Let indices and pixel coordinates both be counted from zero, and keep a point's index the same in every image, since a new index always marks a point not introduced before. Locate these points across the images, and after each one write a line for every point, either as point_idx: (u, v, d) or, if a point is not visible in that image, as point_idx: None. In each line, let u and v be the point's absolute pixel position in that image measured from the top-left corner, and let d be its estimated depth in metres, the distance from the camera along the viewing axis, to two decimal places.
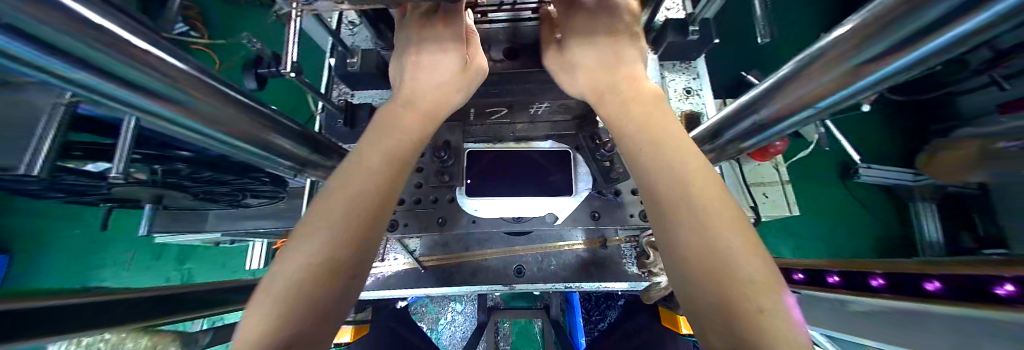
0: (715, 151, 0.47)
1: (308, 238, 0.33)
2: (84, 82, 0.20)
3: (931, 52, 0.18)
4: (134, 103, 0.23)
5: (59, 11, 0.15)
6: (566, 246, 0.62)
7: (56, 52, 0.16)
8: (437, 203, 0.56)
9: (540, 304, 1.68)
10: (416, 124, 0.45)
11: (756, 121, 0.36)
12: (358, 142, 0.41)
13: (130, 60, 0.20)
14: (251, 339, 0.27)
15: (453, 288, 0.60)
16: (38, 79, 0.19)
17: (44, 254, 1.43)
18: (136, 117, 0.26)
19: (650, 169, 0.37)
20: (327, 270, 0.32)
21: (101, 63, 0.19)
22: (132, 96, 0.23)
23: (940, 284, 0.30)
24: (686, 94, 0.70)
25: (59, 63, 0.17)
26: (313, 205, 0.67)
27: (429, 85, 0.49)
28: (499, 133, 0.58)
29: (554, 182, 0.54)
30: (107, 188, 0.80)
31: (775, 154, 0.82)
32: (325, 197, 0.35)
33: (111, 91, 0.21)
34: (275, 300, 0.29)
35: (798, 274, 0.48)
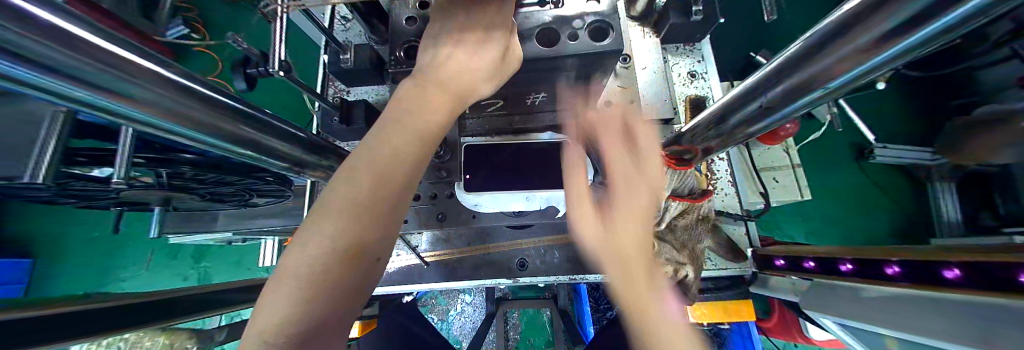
0: (720, 136, 0.45)
1: (326, 217, 0.30)
2: (59, 90, 0.19)
3: (957, 24, 0.16)
4: (120, 111, 0.23)
5: (27, 22, 0.14)
6: (568, 238, 0.60)
7: (29, 61, 0.16)
8: (436, 198, 0.56)
9: (548, 294, 1.70)
10: (444, 101, 0.41)
11: (761, 105, 0.35)
12: (383, 114, 0.38)
13: (111, 69, 0.19)
14: (264, 327, 0.24)
15: (457, 283, 0.60)
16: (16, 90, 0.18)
17: (76, 258, 1.53)
18: (124, 123, 0.26)
19: (588, 224, 0.42)
20: (351, 255, 0.30)
21: (73, 72, 0.18)
22: (110, 102, 0.22)
23: (959, 272, 0.29)
24: (691, 78, 0.66)
25: (26, 71, 0.16)
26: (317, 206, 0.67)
27: (444, 70, 0.42)
28: (498, 126, 0.55)
29: (555, 175, 0.53)
30: (115, 193, 0.81)
31: (785, 137, 0.78)
32: (347, 172, 0.32)
33: (88, 99, 0.21)
34: (293, 282, 0.27)
35: (810, 262, 0.47)
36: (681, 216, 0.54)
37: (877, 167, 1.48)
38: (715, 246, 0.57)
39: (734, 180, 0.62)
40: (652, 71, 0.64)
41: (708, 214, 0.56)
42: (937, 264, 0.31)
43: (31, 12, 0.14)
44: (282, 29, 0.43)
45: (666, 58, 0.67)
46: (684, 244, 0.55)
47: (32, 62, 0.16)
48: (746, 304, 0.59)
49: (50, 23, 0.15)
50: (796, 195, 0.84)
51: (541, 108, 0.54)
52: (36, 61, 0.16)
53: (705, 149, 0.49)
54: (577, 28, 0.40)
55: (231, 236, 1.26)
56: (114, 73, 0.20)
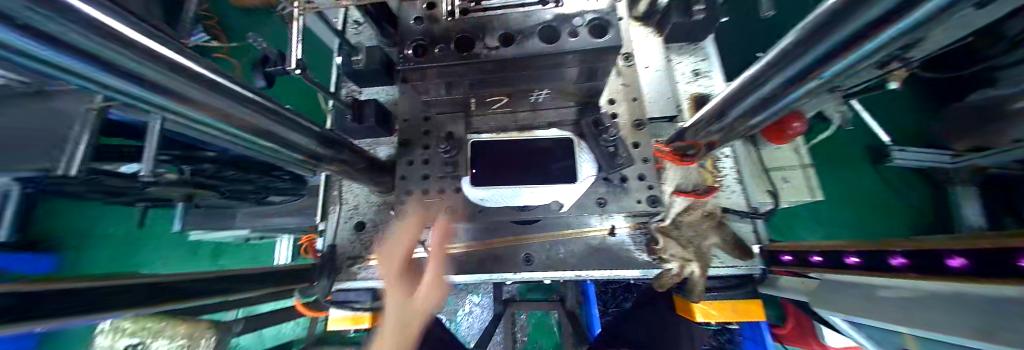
0: (723, 130, 0.45)
1: None
2: (106, 82, 0.21)
3: (939, 11, 0.17)
4: (158, 103, 0.25)
5: (84, 18, 0.16)
6: (573, 234, 0.61)
7: (86, 56, 0.18)
8: (443, 193, 0.57)
9: (556, 296, 1.70)
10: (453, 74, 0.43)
11: (760, 97, 0.35)
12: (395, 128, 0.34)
13: (150, 63, 0.21)
14: None
15: (462, 277, 0.61)
16: (72, 82, 0.20)
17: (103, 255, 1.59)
18: (161, 115, 0.28)
19: None
20: None
21: (121, 65, 0.20)
22: (153, 95, 0.24)
23: (963, 260, 0.30)
24: (695, 76, 0.66)
25: (83, 64, 0.18)
26: (330, 200, 0.69)
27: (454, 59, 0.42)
28: (503, 123, 0.57)
29: (559, 170, 0.53)
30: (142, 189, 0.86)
31: (795, 136, 0.77)
32: None
33: (126, 89, 0.22)
34: None
35: (817, 257, 0.47)
36: (686, 212, 0.54)
37: (897, 170, 1.42)
38: (722, 243, 0.56)
39: (742, 177, 0.61)
40: (655, 70, 0.65)
41: (714, 211, 0.55)
42: (943, 254, 0.32)
43: (88, 10, 0.16)
44: (299, 31, 0.46)
45: (669, 57, 0.68)
46: (689, 241, 0.55)
47: (89, 57, 0.18)
48: (754, 303, 0.58)
49: (99, 20, 0.17)
50: (808, 195, 0.82)
51: (545, 104, 0.54)
52: (93, 55, 0.18)
53: (709, 144, 0.49)
54: (578, 26, 0.41)
55: (248, 233, 1.31)
56: (154, 65, 0.21)
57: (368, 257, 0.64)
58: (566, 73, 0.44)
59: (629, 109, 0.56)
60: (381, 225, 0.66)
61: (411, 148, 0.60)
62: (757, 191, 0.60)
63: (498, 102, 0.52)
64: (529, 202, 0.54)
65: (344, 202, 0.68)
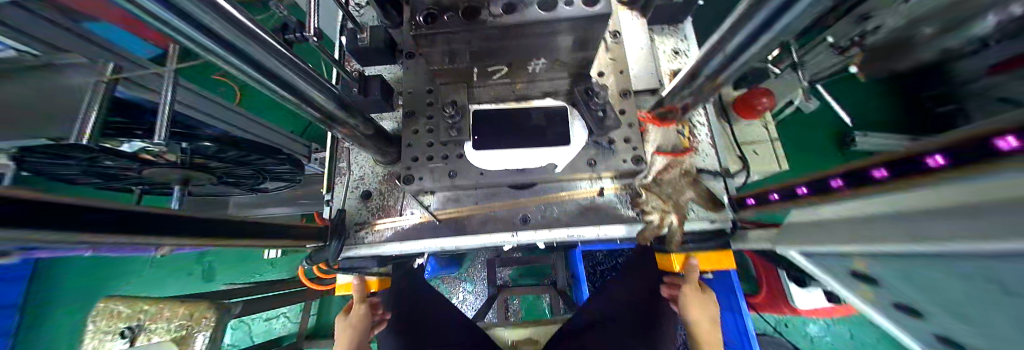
0: (694, 92, 0.51)
1: None
2: (165, 19, 0.25)
3: None
4: (206, 45, 0.30)
5: None
6: (566, 195, 0.67)
7: None
8: (448, 159, 0.62)
9: (547, 281, 1.80)
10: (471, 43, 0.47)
11: (724, 57, 0.42)
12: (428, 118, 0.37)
13: (202, 3, 0.25)
14: None
15: (465, 238, 0.66)
16: (135, 16, 0.24)
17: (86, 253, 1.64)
18: (204, 58, 0.32)
19: None
20: None
21: (177, 4, 0.24)
22: (199, 36, 0.28)
23: (888, 171, 0.33)
24: (675, 54, 0.73)
25: None
26: (337, 172, 0.73)
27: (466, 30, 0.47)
28: (503, 93, 0.62)
29: (554, 133, 0.59)
30: (136, 171, 0.85)
31: (763, 111, 0.86)
32: None
33: (181, 27, 0.26)
34: None
35: (775, 194, 0.52)
36: (666, 170, 0.61)
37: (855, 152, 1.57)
38: (697, 198, 0.63)
39: (714, 143, 0.69)
40: (640, 48, 0.71)
41: (689, 169, 0.63)
42: (865, 167, 0.35)
43: None
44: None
45: (653, 37, 0.74)
46: (669, 197, 0.62)
47: None
48: (725, 253, 0.68)
49: None
50: (774, 165, 0.91)
51: (541, 74, 0.59)
52: None
53: (684, 106, 0.56)
54: None
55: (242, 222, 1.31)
56: (202, 6, 0.25)
57: (375, 222, 0.68)
58: (562, 42, 0.50)
59: (617, 81, 0.62)
60: (387, 193, 0.70)
61: (415, 118, 0.64)
62: (728, 154, 0.68)
63: (499, 72, 0.58)
64: (527, 164, 0.60)
65: (351, 171, 0.72)
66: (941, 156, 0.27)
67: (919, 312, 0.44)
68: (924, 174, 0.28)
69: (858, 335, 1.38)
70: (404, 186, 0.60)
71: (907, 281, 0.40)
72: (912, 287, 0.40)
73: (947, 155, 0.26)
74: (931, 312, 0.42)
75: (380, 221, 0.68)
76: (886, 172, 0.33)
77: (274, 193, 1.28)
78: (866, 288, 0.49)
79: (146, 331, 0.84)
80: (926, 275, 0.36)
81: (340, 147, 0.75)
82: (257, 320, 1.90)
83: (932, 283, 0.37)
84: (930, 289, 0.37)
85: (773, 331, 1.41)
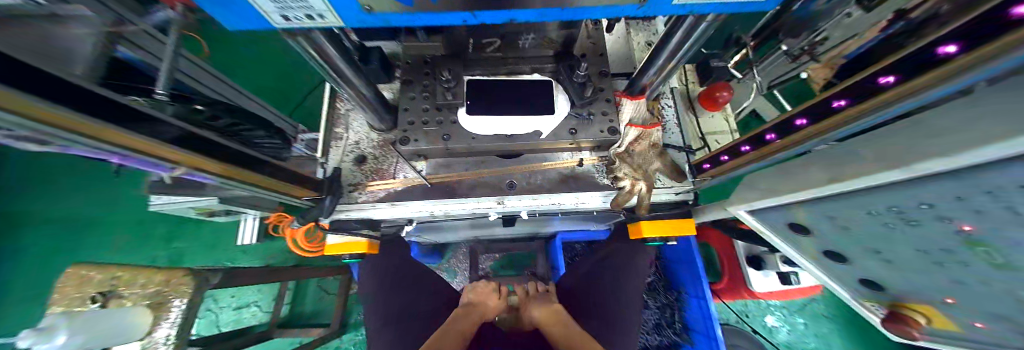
0: (661, 71, 0.60)
1: None
2: None
3: None
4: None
5: None
6: (549, 165, 0.74)
7: None
8: (442, 123, 0.67)
9: (528, 271, 1.85)
10: None
11: (679, 39, 0.50)
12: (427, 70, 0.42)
13: None
14: None
15: (454, 200, 0.71)
16: None
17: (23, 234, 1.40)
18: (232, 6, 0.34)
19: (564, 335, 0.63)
20: None
21: None
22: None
23: (806, 119, 0.41)
24: (647, 46, 0.83)
25: None
26: (332, 136, 0.76)
27: None
28: (493, 66, 0.68)
29: (540, 103, 0.64)
30: None
31: (723, 104, 0.97)
32: None
33: None
34: None
35: (724, 156, 0.60)
36: (637, 141, 0.69)
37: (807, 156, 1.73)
38: (664, 168, 0.71)
39: (680, 124, 0.79)
40: (615, 40, 0.81)
41: (657, 142, 0.71)
42: (791, 118, 0.43)
43: None
44: None
45: (628, 30, 0.84)
46: (640, 166, 0.69)
47: None
48: (686, 221, 0.76)
49: None
50: None
51: (530, 50, 0.68)
52: None
53: (651, 84, 0.65)
54: None
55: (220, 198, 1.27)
56: None
57: (370, 184, 0.71)
58: None
59: (596, 61, 0.70)
60: (381, 157, 0.74)
61: (414, 85, 0.69)
62: (688, 131, 0.78)
63: (492, 44, 0.66)
64: (514, 131, 0.65)
65: (348, 134, 0.76)
66: (842, 99, 0.36)
67: (846, 260, 0.51)
68: (833, 115, 0.37)
69: (813, 326, 1.48)
70: (400, 146, 0.64)
71: (844, 230, 0.46)
72: (842, 233, 0.47)
73: (850, 97, 0.35)
74: (853, 256, 0.49)
75: (374, 183, 0.71)
76: (806, 120, 0.41)
77: None
78: (803, 242, 0.55)
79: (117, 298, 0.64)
80: (852, 215, 0.42)
81: (337, 114, 0.78)
82: (226, 309, 1.76)
83: (857, 223, 0.43)
84: (856, 230, 0.44)
85: (736, 320, 1.51)
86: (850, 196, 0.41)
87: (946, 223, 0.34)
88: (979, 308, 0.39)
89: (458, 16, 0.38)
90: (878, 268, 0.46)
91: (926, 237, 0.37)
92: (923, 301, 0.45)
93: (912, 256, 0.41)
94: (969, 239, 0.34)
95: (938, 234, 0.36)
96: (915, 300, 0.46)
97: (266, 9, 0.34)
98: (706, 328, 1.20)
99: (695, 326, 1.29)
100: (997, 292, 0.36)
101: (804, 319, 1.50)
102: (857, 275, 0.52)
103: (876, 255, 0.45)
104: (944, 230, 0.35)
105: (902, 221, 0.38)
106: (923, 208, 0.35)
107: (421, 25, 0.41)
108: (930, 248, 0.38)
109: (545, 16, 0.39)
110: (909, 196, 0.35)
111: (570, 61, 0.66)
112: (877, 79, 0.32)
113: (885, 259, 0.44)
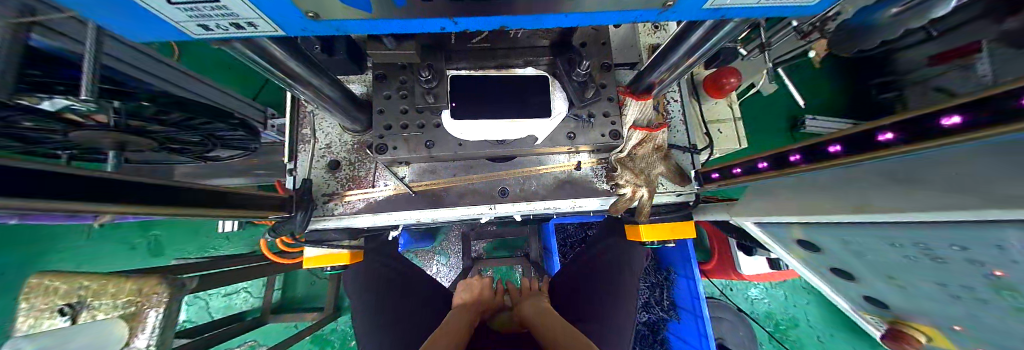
0: (671, 70, 0.52)
1: None
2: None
3: None
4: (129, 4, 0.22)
5: None
6: (544, 169, 0.68)
7: None
8: (424, 128, 0.59)
9: (520, 253, 1.87)
10: None
11: (697, 39, 0.42)
12: None
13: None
14: None
15: (442, 209, 0.65)
16: None
17: None
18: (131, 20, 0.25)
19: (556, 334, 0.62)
20: None
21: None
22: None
23: (839, 147, 0.36)
24: (654, 29, 0.73)
25: None
26: (301, 139, 0.68)
27: None
28: (479, 59, 0.59)
29: (536, 103, 0.56)
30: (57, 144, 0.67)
31: (730, 91, 0.91)
32: None
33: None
34: None
35: (737, 169, 0.55)
36: (641, 145, 0.63)
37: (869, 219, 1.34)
38: (667, 173, 0.67)
39: (685, 121, 0.73)
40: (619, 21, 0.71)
41: (661, 145, 0.66)
42: (820, 143, 0.38)
43: None
44: None
45: None
46: (641, 171, 0.64)
47: None
48: (686, 223, 0.74)
49: None
50: (735, 144, 0.97)
51: (521, 41, 0.59)
52: None
53: (659, 83, 0.58)
54: None
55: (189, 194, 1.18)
56: None
57: (345, 194, 0.65)
58: None
59: (598, 53, 0.61)
60: (358, 163, 0.67)
61: (387, 82, 0.59)
62: (694, 129, 0.72)
63: (478, 36, 0.57)
64: (505, 136, 0.58)
65: (317, 135, 0.67)
66: (888, 131, 0.30)
67: (853, 278, 0.50)
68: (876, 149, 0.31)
69: (790, 297, 1.59)
70: (376, 156, 0.56)
71: (856, 253, 0.44)
72: (853, 255, 0.45)
73: (902, 131, 0.29)
74: (862, 276, 0.48)
75: (350, 193, 0.65)
76: (840, 148, 0.35)
77: (227, 162, 1.16)
78: (808, 256, 0.54)
79: (90, 308, 0.58)
80: (870, 244, 0.41)
81: (303, 112, 0.69)
82: (215, 295, 1.75)
83: (871, 250, 0.42)
84: (870, 256, 0.42)
85: (719, 294, 1.60)
86: (873, 227, 0.38)
87: (976, 266, 0.32)
88: (985, 337, 0.39)
89: (438, 22, 0.30)
90: (887, 289, 0.46)
91: (952, 273, 0.35)
92: (931, 325, 0.45)
93: (928, 287, 0.40)
94: (997, 283, 0.32)
95: (966, 274, 0.34)
96: (921, 322, 0.46)
97: (170, 17, 0.25)
98: (694, 306, 1.24)
99: (683, 305, 1.34)
100: (1007, 328, 0.35)
101: (784, 292, 1.60)
102: (862, 292, 0.52)
103: (888, 280, 0.44)
104: (973, 272, 0.33)
105: (927, 256, 0.36)
106: (955, 248, 0.32)
107: (387, 30, 0.31)
108: (950, 282, 0.37)
109: (542, 23, 0.31)
110: (940, 235, 0.32)
111: (571, 56, 0.57)
112: (941, 119, 0.25)
113: (898, 285, 0.43)
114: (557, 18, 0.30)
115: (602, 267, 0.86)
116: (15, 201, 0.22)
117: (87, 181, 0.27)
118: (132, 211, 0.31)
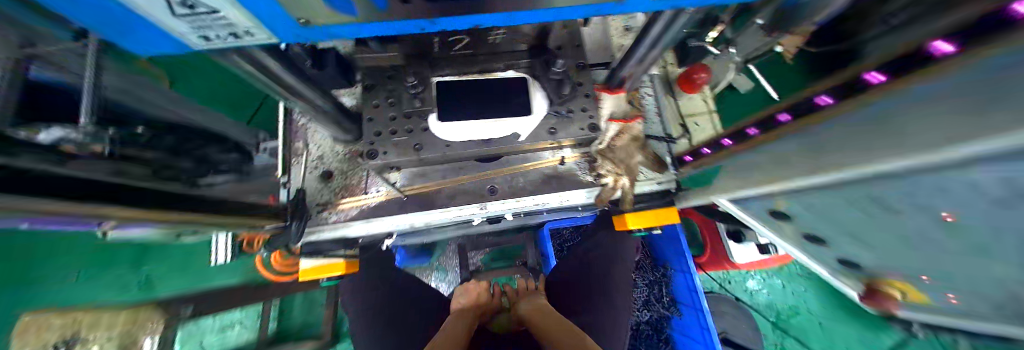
0: (640, 62, 0.56)
1: None
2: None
3: None
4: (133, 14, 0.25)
5: None
6: (530, 165, 0.71)
7: None
8: (412, 132, 0.61)
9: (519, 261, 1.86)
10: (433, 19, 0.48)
11: (659, 32, 0.47)
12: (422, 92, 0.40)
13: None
14: None
15: (434, 211, 0.67)
16: None
17: None
18: (129, 30, 0.28)
19: (548, 332, 0.63)
20: None
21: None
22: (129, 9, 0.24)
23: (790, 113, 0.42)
24: (625, 31, 0.79)
25: None
26: (294, 152, 0.70)
27: None
28: (463, 65, 0.63)
29: (518, 102, 0.60)
30: None
31: (702, 85, 0.97)
32: None
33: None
34: None
35: (707, 148, 0.62)
36: (619, 136, 0.67)
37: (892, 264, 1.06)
38: (646, 161, 0.71)
39: (660, 112, 0.77)
40: (592, 26, 0.77)
41: (639, 136, 0.70)
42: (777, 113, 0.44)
43: None
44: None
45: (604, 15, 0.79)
46: (622, 161, 0.68)
47: None
48: (672, 210, 0.76)
49: None
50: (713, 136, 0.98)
51: (501, 46, 0.64)
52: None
53: (630, 77, 0.62)
54: None
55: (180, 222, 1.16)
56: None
57: (339, 202, 0.67)
58: None
59: (572, 54, 0.66)
60: (350, 172, 0.69)
61: (377, 91, 0.63)
62: (669, 120, 0.77)
63: (458, 42, 0.63)
64: (490, 134, 0.60)
65: (311, 146, 0.70)
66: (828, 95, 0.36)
67: (825, 240, 0.54)
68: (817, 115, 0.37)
69: (789, 285, 1.59)
70: (367, 161, 0.59)
71: (821, 215, 0.48)
72: (820, 218, 0.48)
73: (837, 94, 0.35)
74: (833, 237, 0.52)
75: (344, 201, 0.67)
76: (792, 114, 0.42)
77: None
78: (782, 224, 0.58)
79: None
80: (831, 204, 0.44)
81: (297, 125, 0.72)
82: (206, 330, 1.68)
83: (834, 210, 0.45)
84: (834, 216, 0.46)
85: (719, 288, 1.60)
86: (827, 189, 0.41)
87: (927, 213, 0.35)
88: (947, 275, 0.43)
89: (414, 24, 0.34)
90: (857, 245, 0.50)
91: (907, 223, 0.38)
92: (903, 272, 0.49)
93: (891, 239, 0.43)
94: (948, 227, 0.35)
95: (919, 220, 0.37)
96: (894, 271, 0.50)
97: (175, 29, 0.28)
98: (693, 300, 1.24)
99: (682, 299, 1.35)
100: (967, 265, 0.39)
101: (781, 280, 1.61)
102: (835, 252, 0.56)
103: (857, 237, 0.48)
104: (925, 219, 0.36)
105: (880, 210, 0.39)
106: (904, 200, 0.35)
107: (370, 35, 0.35)
108: (911, 233, 0.40)
109: (515, 19, 0.35)
110: (889, 189, 0.35)
111: (546, 57, 0.63)
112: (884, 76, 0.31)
113: (865, 240, 0.47)
114: (518, 16, 0.35)
115: (593, 262, 0.87)
116: (31, 202, 0.23)
117: (99, 187, 0.30)
118: (139, 216, 0.34)
